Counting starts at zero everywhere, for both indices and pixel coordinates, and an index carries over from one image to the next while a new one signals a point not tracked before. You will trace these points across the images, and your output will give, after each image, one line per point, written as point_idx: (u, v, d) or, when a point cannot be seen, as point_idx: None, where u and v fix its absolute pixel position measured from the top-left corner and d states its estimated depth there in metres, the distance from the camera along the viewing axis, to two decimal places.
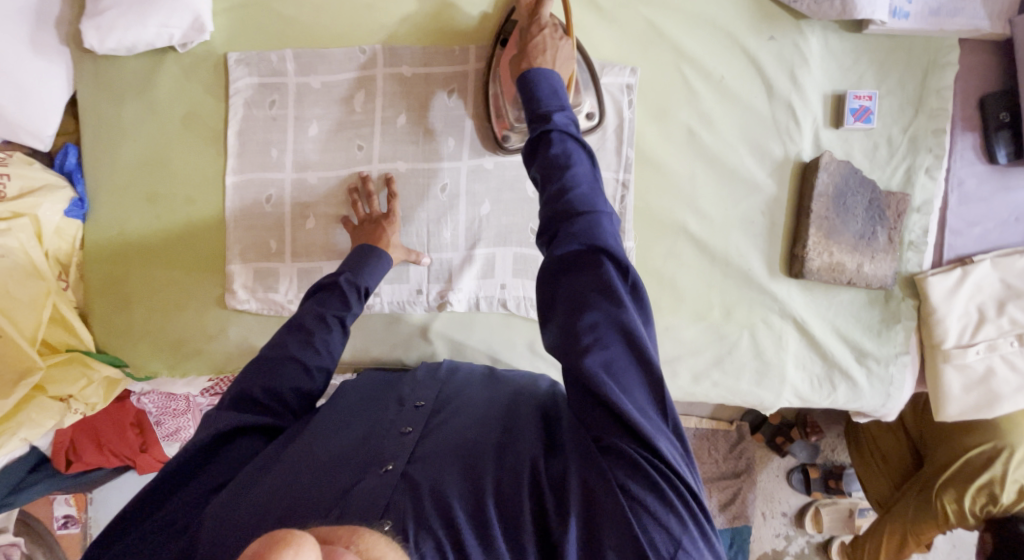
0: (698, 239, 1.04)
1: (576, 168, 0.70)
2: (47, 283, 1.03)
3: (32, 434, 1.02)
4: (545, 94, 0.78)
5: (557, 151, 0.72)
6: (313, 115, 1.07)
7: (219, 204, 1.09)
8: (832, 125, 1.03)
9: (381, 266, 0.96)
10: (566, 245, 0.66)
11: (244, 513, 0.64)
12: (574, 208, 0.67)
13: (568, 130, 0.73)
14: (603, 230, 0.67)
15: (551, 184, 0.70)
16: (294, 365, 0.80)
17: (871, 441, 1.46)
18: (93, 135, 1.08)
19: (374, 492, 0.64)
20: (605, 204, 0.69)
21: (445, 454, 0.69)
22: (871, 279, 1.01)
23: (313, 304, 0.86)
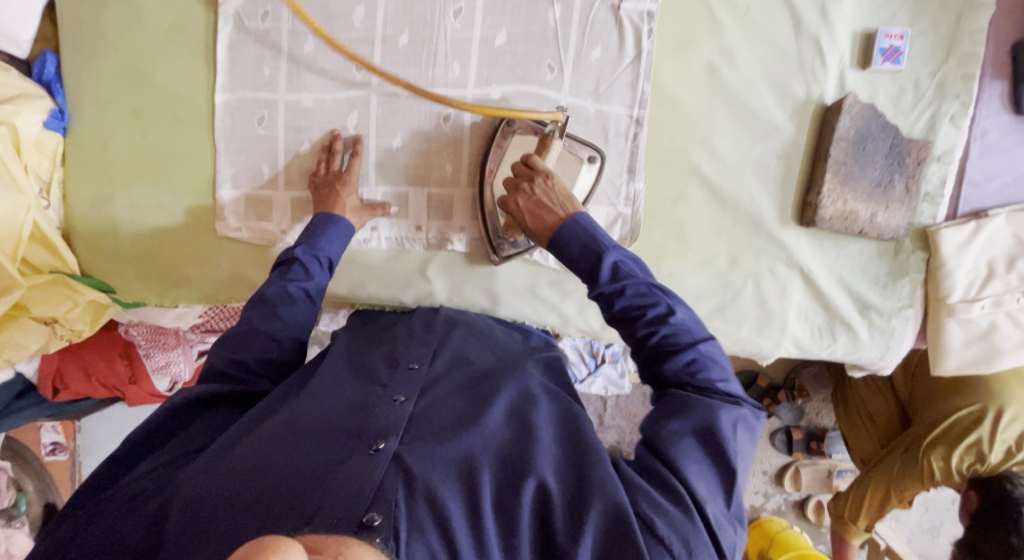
0: (711, 182, 1.01)
1: (657, 309, 0.75)
2: (27, 198, 0.97)
3: (17, 357, 1.00)
4: (576, 254, 0.82)
5: (626, 302, 0.77)
6: (309, 30, 1.00)
7: (208, 126, 1.03)
8: (859, 66, 0.98)
9: (339, 231, 0.94)
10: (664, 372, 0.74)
11: (239, 488, 0.67)
12: (663, 348, 0.75)
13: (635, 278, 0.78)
14: (699, 373, 0.73)
15: (636, 329, 0.77)
16: (263, 337, 0.84)
17: (861, 403, 1.49)
18: (73, 42, 1.01)
19: (359, 474, 0.67)
20: (702, 343, 0.74)
21: (436, 438, 0.72)
22: (883, 230, 0.98)
23: (275, 277, 0.89)
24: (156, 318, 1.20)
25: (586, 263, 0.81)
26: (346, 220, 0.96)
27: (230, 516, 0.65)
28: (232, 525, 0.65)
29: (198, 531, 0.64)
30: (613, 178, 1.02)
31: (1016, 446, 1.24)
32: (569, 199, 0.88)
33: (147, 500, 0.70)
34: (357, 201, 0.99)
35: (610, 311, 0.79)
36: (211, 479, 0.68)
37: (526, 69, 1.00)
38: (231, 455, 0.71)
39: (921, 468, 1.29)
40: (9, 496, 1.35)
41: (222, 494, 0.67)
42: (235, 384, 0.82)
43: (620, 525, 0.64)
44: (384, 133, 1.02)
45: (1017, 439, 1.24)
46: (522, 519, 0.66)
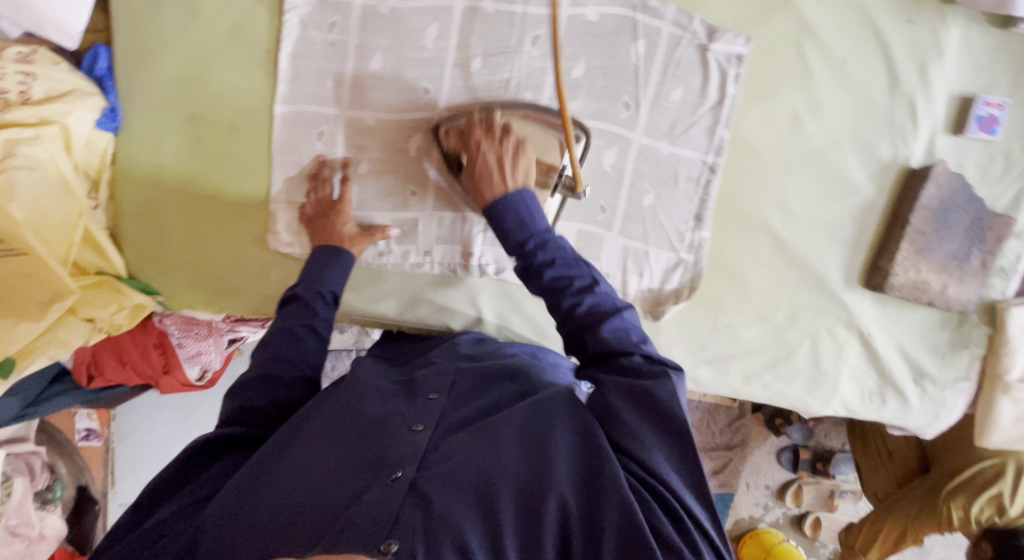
0: (781, 237, 0.98)
1: (575, 286, 0.75)
2: (79, 202, 0.93)
3: (59, 353, 0.95)
4: (512, 225, 0.80)
5: (551, 274, 0.76)
6: (377, 46, 0.95)
7: (266, 136, 0.99)
8: (951, 131, 0.93)
9: (341, 263, 0.93)
10: (592, 346, 0.73)
11: (258, 529, 0.65)
12: (585, 323, 0.74)
13: (558, 253, 0.77)
14: (628, 336, 0.72)
15: (558, 306, 0.76)
16: (273, 380, 0.83)
17: (878, 439, 1.49)
18: (129, 38, 0.96)
19: (379, 503, 0.62)
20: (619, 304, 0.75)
21: (455, 460, 0.67)
22: (952, 302, 0.96)
23: (281, 319, 0.88)
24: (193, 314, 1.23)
25: (513, 236, 0.80)
26: (348, 250, 0.95)
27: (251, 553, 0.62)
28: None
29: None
30: (677, 225, 0.99)
31: None
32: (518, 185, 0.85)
33: (167, 540, 0.68)
34: (355, 228, 0.97)
35: (536, 281, 0.78)
36: (233, 520, 0.66)
37: (600, 105, 0.95)
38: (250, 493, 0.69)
39: (940, 513, 1.29)
40: (43, 480, 1.34)
41: (242, 537, 0.64)
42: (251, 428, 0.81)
43: (632, 534, 0.59)
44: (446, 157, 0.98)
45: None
46: (545, 536, 0.60)
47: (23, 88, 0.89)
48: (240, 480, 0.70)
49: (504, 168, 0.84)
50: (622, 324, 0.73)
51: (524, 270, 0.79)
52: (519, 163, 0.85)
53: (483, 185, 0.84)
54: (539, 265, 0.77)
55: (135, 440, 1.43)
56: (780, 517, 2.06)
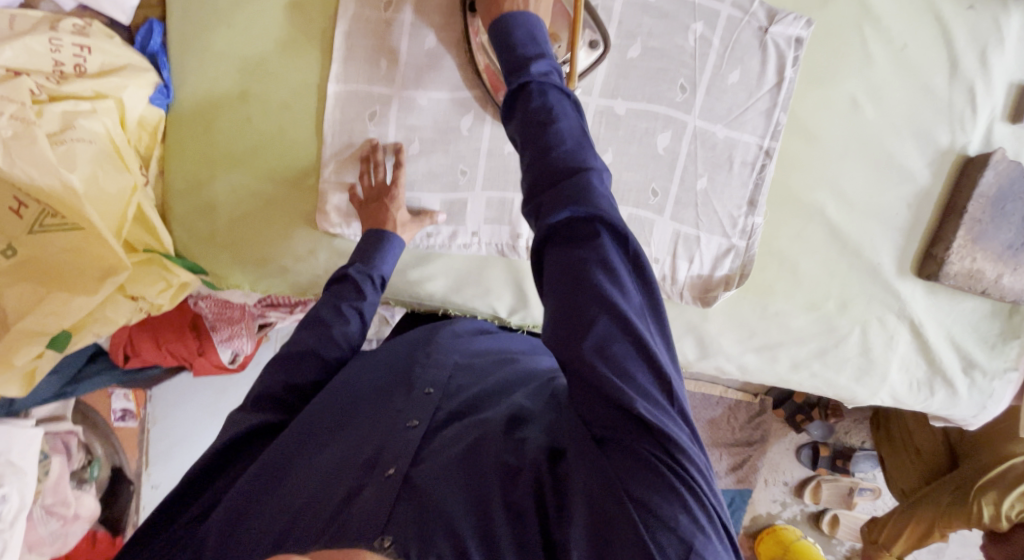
0: (834, 224, 0.98)
1: (559, 122, 0.63)
2: (134, 177, 0.93)
3: (104, 331, 0.98)
4: (520, 39, 0.71)
5: (537, 103, 0.65)
6: (433, 24, 0.94)
7: (318, 115, 0.99)
8: (1010, 119, 0.93)
9: (392, 249, 0.95)
10: (554, 216, 0.61)
11: (265, 529, 0.68)
12: (556, 171, 0.62)
13: (549, 78, 0.67)
14: (595, 190, 0.61)
15: (533, 144, 0.64)
16: (313, 358, 0.88)
17: (907, 434, 1.47)
18: (184, 14, 0.96)
19: (375, 499, 0.65)
20: (596, 160, 0.64)
21: (447, 457, 0.69)
22: (1006, 292, 0.95)
23: (330, 297, 0.92)
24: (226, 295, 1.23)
25: (516, 59, 0.69)
26: (400, 237, 0.96)
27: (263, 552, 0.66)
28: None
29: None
30: (731, 210, 0.98)
31: None
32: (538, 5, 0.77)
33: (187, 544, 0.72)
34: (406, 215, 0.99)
35: (517, 109, 0.67)
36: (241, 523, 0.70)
37: (656, 88, 0.95)
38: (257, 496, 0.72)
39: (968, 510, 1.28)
40: (79, 459, 1.33)
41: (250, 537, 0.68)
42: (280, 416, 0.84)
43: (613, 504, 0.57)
44: (499, 138, 0.99)
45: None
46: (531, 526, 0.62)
47: (79, 61, 0.89)
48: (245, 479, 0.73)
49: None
50: (596, 180, 0.62)
51: (510, 95, 0.68)
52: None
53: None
54: (525, 91, 0.67)
55: (169, 422, 1.43)
56: (798, 514, 2.07)
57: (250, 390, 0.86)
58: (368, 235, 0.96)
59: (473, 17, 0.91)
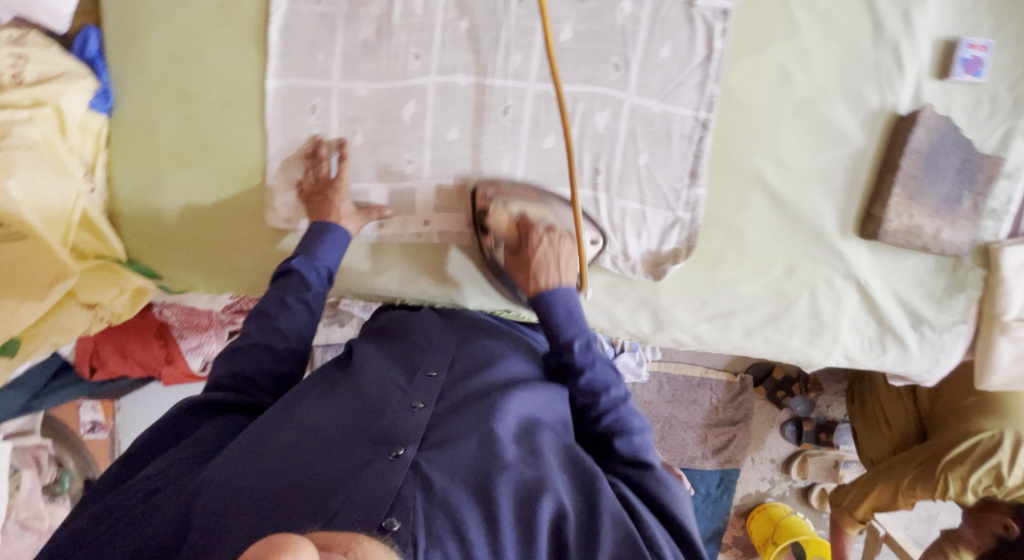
0: (774, 191, 0.99)
1: (609, 398, 0.82)
2: (77, 182, 0.94)
3: (63, 339, 1.00)
4: (560, 319, 0.86)
5: (587, 379, 0.84)
6: (367, 16, 0.96)
7: (259, 113, 1.00)
8: (937, 75, 0.95)
9: (336, 239, 0.96)
10: (605, 406, 0.82)
11: (259, 487, 0.70)
12: (610, 431, 0.81)
13: (592, 358, 0.85)
14: (632, 418, 0.82)
15: (589, 408, 0.84)
16: (262, 350, 0.87)
17: (877, 405, 1.47)
18: (118, 20, 0.97)
19: (382, 478, 0.69)
20: (638, 419, 0.83)
21: (457, 447, 0.74)
22: (947, 246, 0.97)
23: (274, 290, 0.91)
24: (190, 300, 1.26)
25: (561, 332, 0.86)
26: (343, 227, 0.98)
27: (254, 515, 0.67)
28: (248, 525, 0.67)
29: (219, 534, 0.66)
30: (673, 182, 1.00)
31: None
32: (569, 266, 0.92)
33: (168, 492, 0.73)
34: (352, 207, 1.00)
35: (571, 380, 0.86)
36: (231, 475, 0.71)
37: (591, 68, 0.96)
38: (249, 456, 0.74)
39: (937, 483, 1.26)
40: (50, 473, 1.36)
41: (239, 493, 0.69)
42: (243, 396, 0.86)
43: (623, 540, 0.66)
44: (441, 125, 1.00)
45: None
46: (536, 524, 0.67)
47: (16, 71, 0.90)
48: (241, 445, 0.75)
49: (565, 261, 0.91)
50: (642, 439, 0.80)
51: (559, 365, 0.87)
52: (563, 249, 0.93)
53: (539, 269, 0.91)
54: (574, 366, 0.85)
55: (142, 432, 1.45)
56: (787, 491, 2.06)
57: (209, 377, 0.88)
58: (313, 227, 0.97)
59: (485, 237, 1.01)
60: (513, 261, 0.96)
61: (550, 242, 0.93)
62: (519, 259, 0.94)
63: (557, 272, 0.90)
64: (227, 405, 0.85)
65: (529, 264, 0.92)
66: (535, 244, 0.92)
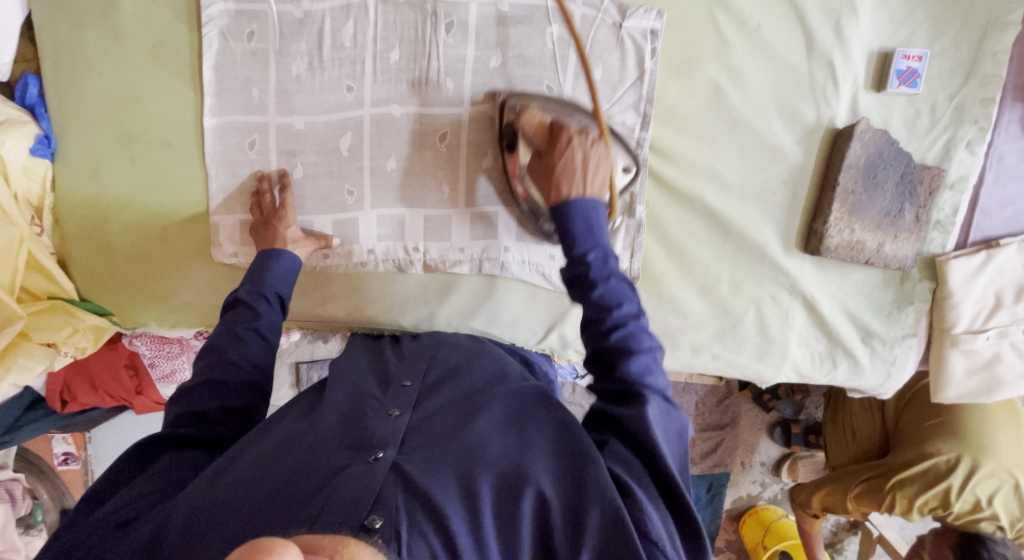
0: (715, 209, 0.98)
1: (621, 312, 0.69)
2: (19, 229, 0.97)
3: (21, 380, 1.00)
4: (578, 232, 0.74)
5: (598, 292, 0.71)
6: (298, 51, 0.97)
7: (199, 150, 1.01)
8: (873, 87, 0.93)
9: (284, 265, 0.93)
10: (617, 332, 0.69)
11: (238, 498, 0.67)
12: (616, 351, 0.69)
13: (609, 270, 0.72)
14: (646, 353, 0.69)
15: (597, 323, 0.71)
16: (216, 385, 0.81)
17: (846, 415, 1.46)
18: (55, 64, 0.99)
19: (361, 479, 0.67)
20: (653, 341, 0.71)
21: (438, 447, 0.71)
22: (890, 260, 0.96)
23: (223, 324, 0.86)
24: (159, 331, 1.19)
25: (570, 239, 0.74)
26: (292, 253, 0.95)
27: (229, 521, 0.65)
28: (225, 534, 0.64)
29: (196, 544, 0.63)
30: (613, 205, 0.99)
31: (984, 501, 1.24)
32: (599, 170, 0.80)
33: (134, 525, 0.67)
34: (299, 232, 0.99)
35: (580, 296, 0.73)
36: (206, 493, 0.68)
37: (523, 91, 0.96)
38: (223, 474, 0.70)
39: (884, 500, 1.29)
40: (25, 505, 1.45)
41: (217, 507, 0.66)
42: (207, 430, 0.79)
43: (610, 521, 0.63)
44: (378, 155, 0.99)
45: (988, 494, 1.23)
46: (521, 515, 0.66)
47: None
48: (213, 468, 0.72)
49: (591, 165, 0.79)
50: (648, 361, 0.69)
51: (572, 278, 0.74)
52: (594, 154, 0.81)
53: (563, 174, 0.80)
54: (589, 280, 0.72)
55: None
56: (778, 493, 1.95)
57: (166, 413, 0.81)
58: (263, 254, 0.94)
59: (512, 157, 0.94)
60: (539, 168, 0.86)
61: (581, 145, 0.82)
62: (545, 162, 0.84)
63: (578, 180, 0.78)
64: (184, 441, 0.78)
65: (552, 172, 0.81)
66: (561, 148, 0.82)
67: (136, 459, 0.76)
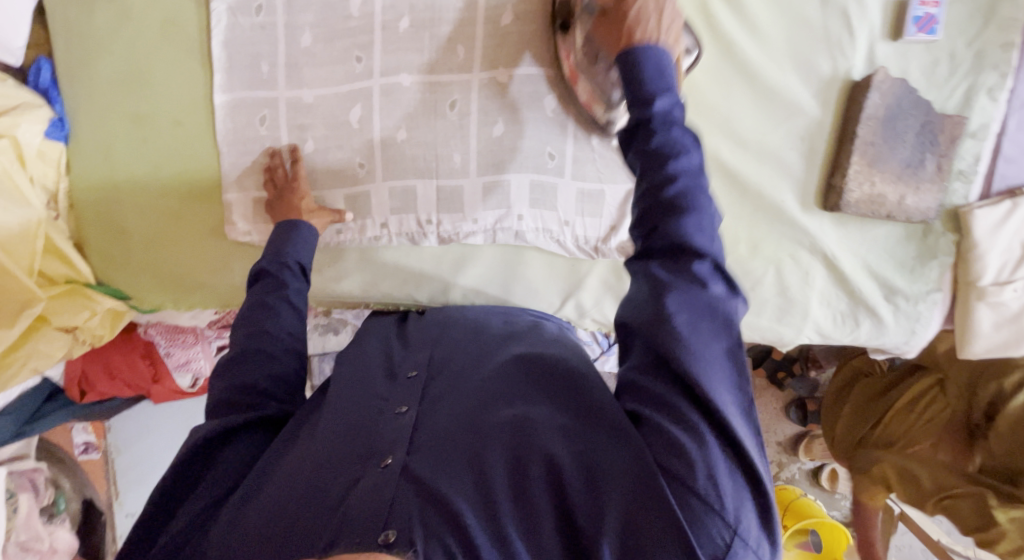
0: (731, 168, 0.97)
1: (681, 161, 0.64)
2: (37, 211, 0.97)
3: (42, 364, 1.04)
4: (649, 74, 0.69)
5: (658, 141, 0.66)
6: (306, 23, 0.97)
7: (210, 130, 1.01)
8: (890, 36, 0.91)
9: (305, 237, 0.93)
10: (673, 184, 0.64)
11: (261, 527, 0.64)
12: (668, 207, 0.64)
13: (673, 118, 0.67)
14: (702, 230, 0.63)
15: (651, 175, 0.66)
16: (261, 357, 0.81)
17: (911, 402, 1.32)
18: (67, 47, 0.99)
19: (374, 489, 0.63)
20: (708, 202, 0.65)
21: (446, 442, 0.69)
22: (912, 213, 0.94)
23: (253, 296, 0.86)
24: (173, 318, 1.24)
25: (635, 84, 0.69)
26: (309, 223, 0.95)
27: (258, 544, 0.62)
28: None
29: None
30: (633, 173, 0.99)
31: None
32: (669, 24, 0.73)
33: None
34: (314, 204, 1.00)
35: (638, 142, 0.68)
36: (232, 532, 0.65)
37: (534, 50, 0.95)
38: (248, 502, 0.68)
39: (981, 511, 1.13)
40: (49, 495, 1.42)
41: (246, 540, 0.63)
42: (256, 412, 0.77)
43: (641, 489, 0.59)
44: (389, 126, 0.99)
45: None
46: (543, 501, 0.63)
47: None
48: (239, 494, 0.70)
49: (665, 12, 0.73)
50: (701, 221, 0.63)
51: (632, 125, 0.69)
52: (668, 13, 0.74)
53: (634, 22, 0.72)
54: (649, 126, 0.67)
55: (138, 448, 1.52)
56: (797, 474, 1.90)
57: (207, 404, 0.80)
58: (284, 226, 0.94)
59: (567, 37, 0.90)
60: (600, 25, 0.79)
61: None
62: (608, 15, 0.77)
63: (649, 29, 0.72)
64: (216, 440, 0.75)
65: (618, 18, 0.74)
66: None
67: (180, 482, 0.74)
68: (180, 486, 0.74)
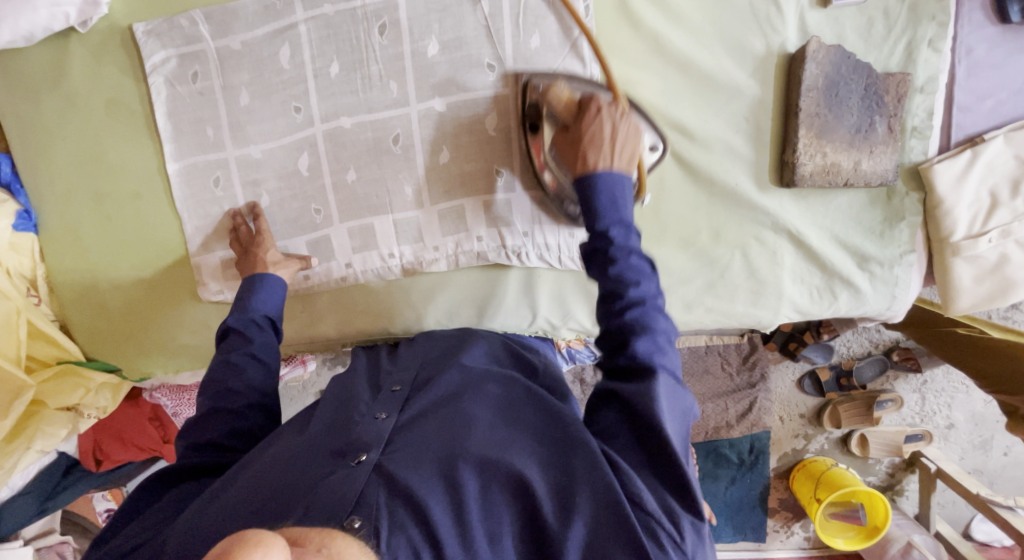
0: (679, 159, 0.96)
1: (639, 288, 0.67)
2: (14, 301, 1.00)
3: (47, 444, 1.09)
4: (603, 206, 0.71)
5: (616, 269, 0.67)
6: (241, 82, 0.98)
7: (167, 196, 1.04)
8: (819, 4, 0.89)
9: (271, 287, 0.94)
10: (630, 312, 0.66)
11: (232, 514, 0.66)
12: (627, 330, 0.66)
13: (631, 245, 0.69)
14: (662, 350, 0.66)
15: (610, 301, 0.68)
16: (223, 414, 0.83)
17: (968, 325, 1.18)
18: (22, 140, 1.03)
19: (343, 484, 0.65)
20: (666, 323, 0.67)
21: (420, 444, 0.69)
22: (870, 177, 0.92)
23: (218, 353, 0.87)
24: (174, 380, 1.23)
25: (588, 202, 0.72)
26: (275, 273, 0.96)
27: (219, 536, 0.64)
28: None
29: None
30: None
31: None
32: (628, 146, 0.76)
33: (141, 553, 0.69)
34: (278, 253, 1.00)
35: (598, 269, 0.70)
36: (204, 517, 0.67)
37: (466, 75, 0.95)
38: (220, 495, 0.70)
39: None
40: None
41: (216, 524, 0.66)
42: (216, 455, 0.81)
43: (604, 510, 0.61)
44: (337, 169, 1.00)
45: None
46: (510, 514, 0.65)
47: None
48: (212, 488, 0.72)
49: (620, 139, 0.75)
50: (662, 342, 0.66)
51: (590, 252, 0.71)
52: (629, 141, 0.77)
53: (590, 146, 0.76)
54: (608, 252, 0.69)
55: None
56: (825, 444, 1.79)
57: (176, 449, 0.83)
58: (253, 280, 0.94)
59: (535, 138, 0.93)
60: (564, 140, 0.83)
61: (612, 115, 0.78)
62: (569, 135, 0.80)
63: (604, 153, 0.74)
64: (179, 470, 0.80)
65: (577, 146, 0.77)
66: (590, 117, 0.78)
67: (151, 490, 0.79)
68: (144, 497, 0.79)
